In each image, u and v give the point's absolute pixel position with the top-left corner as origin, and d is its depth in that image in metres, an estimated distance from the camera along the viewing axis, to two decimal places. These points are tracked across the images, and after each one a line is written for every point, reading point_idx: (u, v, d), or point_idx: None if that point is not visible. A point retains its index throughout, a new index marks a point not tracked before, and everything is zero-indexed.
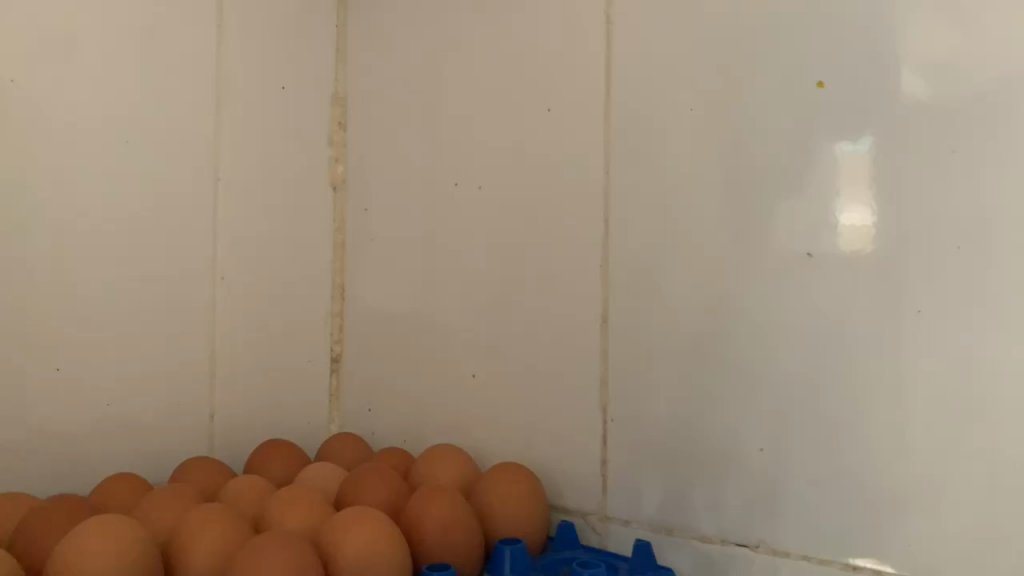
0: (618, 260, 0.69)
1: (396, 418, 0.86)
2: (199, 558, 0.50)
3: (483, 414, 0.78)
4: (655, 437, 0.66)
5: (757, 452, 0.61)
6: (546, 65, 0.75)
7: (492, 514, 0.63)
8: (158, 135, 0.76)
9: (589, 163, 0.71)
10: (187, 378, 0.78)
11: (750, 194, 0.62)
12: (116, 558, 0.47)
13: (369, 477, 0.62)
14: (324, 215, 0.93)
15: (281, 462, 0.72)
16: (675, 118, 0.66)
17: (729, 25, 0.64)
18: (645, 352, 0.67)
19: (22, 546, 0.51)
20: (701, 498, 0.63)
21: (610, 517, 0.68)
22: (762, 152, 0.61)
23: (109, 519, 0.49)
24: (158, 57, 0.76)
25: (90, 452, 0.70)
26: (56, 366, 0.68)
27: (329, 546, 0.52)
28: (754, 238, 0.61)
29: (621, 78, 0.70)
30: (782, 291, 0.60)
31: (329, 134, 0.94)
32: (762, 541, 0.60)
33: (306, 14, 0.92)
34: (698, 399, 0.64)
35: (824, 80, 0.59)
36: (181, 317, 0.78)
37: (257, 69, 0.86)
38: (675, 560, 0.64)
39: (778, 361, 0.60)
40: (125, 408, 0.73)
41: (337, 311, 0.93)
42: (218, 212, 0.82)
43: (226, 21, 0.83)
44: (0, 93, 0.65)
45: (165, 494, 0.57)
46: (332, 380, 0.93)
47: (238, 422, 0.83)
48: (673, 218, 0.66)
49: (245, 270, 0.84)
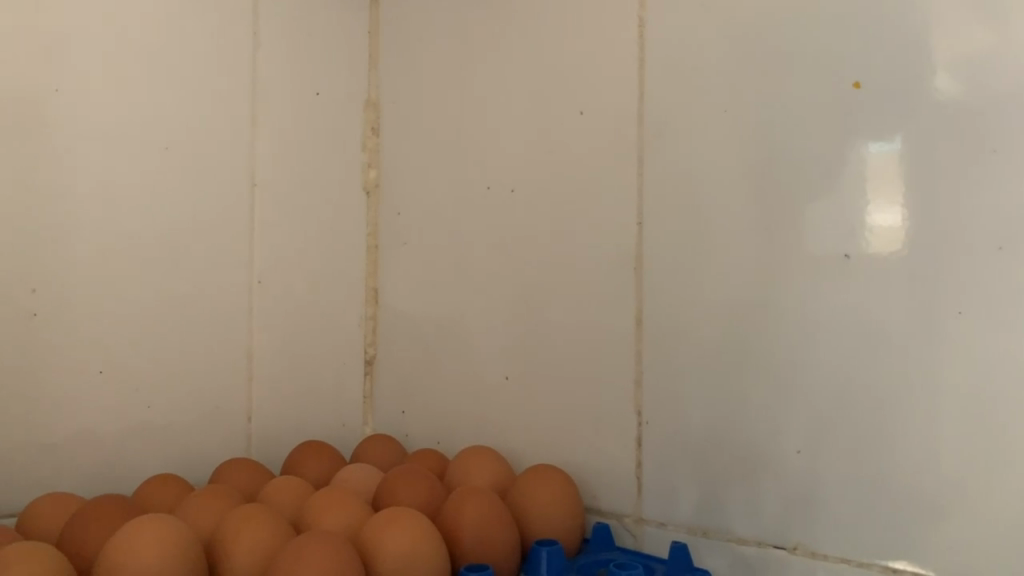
0: (652, 261, 0.69)
1: (429, 419, 0.87)
2: (242, 558, 0.51)
3: (516, 416, 0.79)
4: (690, 439, 0.66)
5: (794, 454, 0.60)
6: (578, 67, 0.75)
7: (528, 515, 0.63)
8: (195, 142, 0.78)
9: (622, 165, 0.71)
10: (224, 380, 0.80)
11: (785, 195, 0.61)
12: (164, 558, 0.48)
13: (405, 478, 0.62)
14: (357, 219, 0.94)
15: (318, 463, 0.73)
16: (708, 119, 0.66)
17: (763, 25, 0.63)
18: (679, 353, 0.67)
19: (70, 545, 0.52)
20: (738, 500, 0.63)
21: (645, 519, 0.68)
22: (797, 154, 0.61)
23: (154, 519, 0.50)
24: (194, 66, 0.78)
25: (131, 453, 0.72)
26: (99, 368, 0.70)
27: (368, 546, 0.52)
28: (790, 239, 0.61)
29: (654, 79, 0.70)
30: (819, 293, 0.59)
31: (362, 139, 0.94)
32: (799, 544, 0.60)
33: (340, 21, 0.93)
34: (735, 401, 0.63)
35: (861, 81, 0.58)
36: (217, 320, 0.79)
37: (292, 75, 0.87)
38: (711, 561, 0.64)
39: (815, 363, 0.59)
40: (165, 410, 0.75)
41: (370, 313, 0.94)
42: (253, 216, 0.83)
43: (261, 29, 0.84)
44: (43, 100, 0.67)
45: (208, 495, 0.58)
46: (366, 382, 0.94)
47: (274, 423, 0.84)
48: (706, 220, 0.66)
49: (281, 274, 0.86)
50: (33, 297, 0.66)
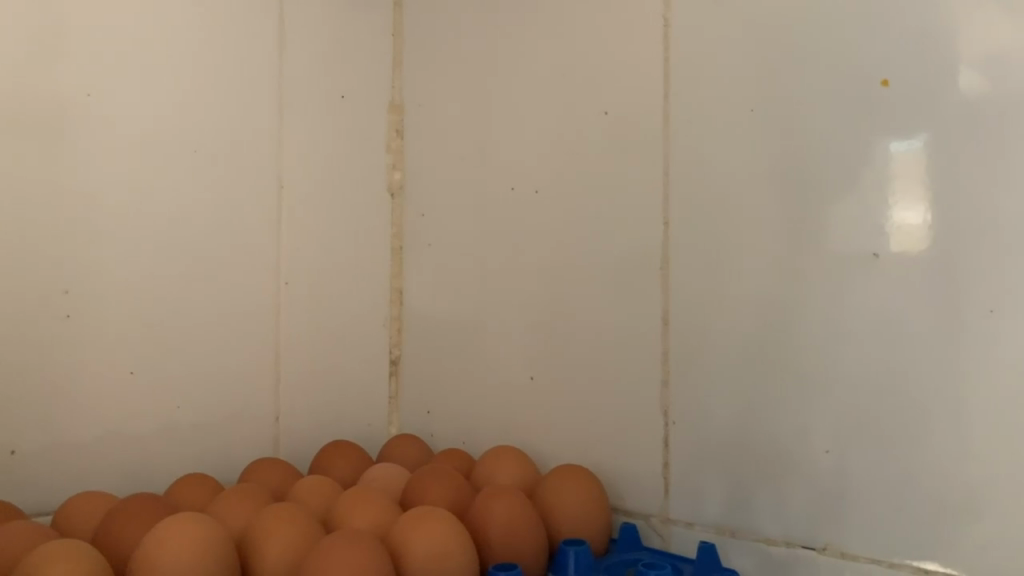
0: (678, 261, 0.69)
1: (455, 420, 0.87)
2: (274, 557, 0.52)
3: (542, 416, 0.79)
4: (717, 439, 0.66)
5: (823, 454, 0.60)
6: (602, 68, 0.75)
7: (555, 515, 0.63)
8: (222, 145, 0.79)
9: (647, 165, 0.71)
10: (251, 380, 0.80)
11: (812, 194, 0.61)
12: (198, 556, 0.49)
13: (433, 478, 0.63)
14: (382, 221, 0.94)
15: (345, 463, 0.74)
16: (734, 118, 0.66)
17: (788, 24, 0.63)
18: (705, 353, 0.67)
19: (105, 543, 0.53)
20: (766, 500, 0.63)
21: (672, 519, 0.68)
22: (825, 153, 0.60)
23: (187, 517, 0.51)
24: (221, 70, 0.79)
25: (162, 452, 0.73)
26: (129, 369, 0.71)
27: (397, 546, 0.53)
28: (817, 238, 0.60)
29: (680, 78, 0.69)
30: (847, 292, 0.59)
31: (386, 141, 0.95)
32: (829, 544, 0.59)
33: (365, 23, 0.93)
34: (762, 401, 0.63)
35: (889, 79, 0.58)
36: (245, 321, 0.80)
37: (317, 79, 0.88)
38: (739, 561, 0.64)
39: (844, 362, 0.59)
40: (194, 410, 0.76)
41: (395, 314, 0.95)
42: (280, 218, 0.84)
43: (286, 33, 0.85)
44: (75, 105, 0.68)
45: (238, 494, 0.59)
46: (392, 382, 0.94)
47: (301, 423, 0.85)
48: (732, 220, 0.66)
49: (308, 275, 0.86)
50: (65, 298, 0.67)
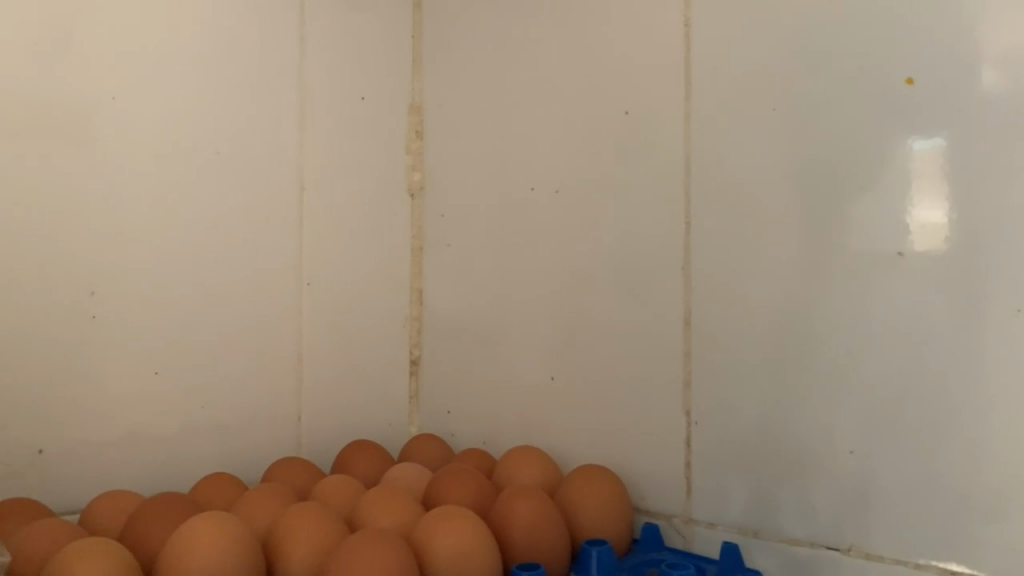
0: (699, 261, 0.69)
1: (475, 420, 0.88)
2: (300, 556, 0.52)
3: (562, 416, 0.79)
4: (740, 439, 0.65)
5: (847, 454, 0.59)
6: (622, 68, 0.75)
7: (577, 515, 0.63)
8: (244, 147, 0.79)
9: (668, 164, 0.71)
10: (273, 379, 0.81)
11: (835, 192, 0.61)
12: (225, 555, 0.49)
13: (456, 477, 0.63)
14: (402, 221, 0.95)
15: (367, 462, 0.74)
16: (756, 117, 0.65)
17: (811, 22, 0.62)
18: (727, 353, 0.66)
19: (133, 541, 0.53)
20: (790, 500, 0.62)
21: (694, 519, 0.68)
22: (848, 151, 0.60)
23: (213, 517, 0.51)
24: (243, 72, 0.80)
25: (186, 451, 0.74)
26: (154, 369, 0.72)
27: (421, 545, 0.53)
28: (841, 237, 0.60)
29: (701, 78, 0.69)
30: (871, 291, 0.58)
31: (406, 142, 0.95)
32: (854, 544, 0.59)
33: (384, 25, 0.94)
34: (785, 401, 0.63)
35: (913, 77, 0.57)
36: (266, 321, 0.81)
37: (338, 80, 0.89)
38: (763, 562, 0.63)
39: (868, 362, 0.58)
40: (217, 409, 0.76)
41: (416, 314, 0.95)
42: (302, 219, 0.84)
43: (307, 36, 0.86)
44: (101, 108, 0.69)
45: (263, 494, 0.59)
46: (412, 382, 0.94)
47: (323, 423, 0.85)
48: (754, 219, 0.65)
49: (330, 275, 0.87)
50: (91, 299, 0.68)
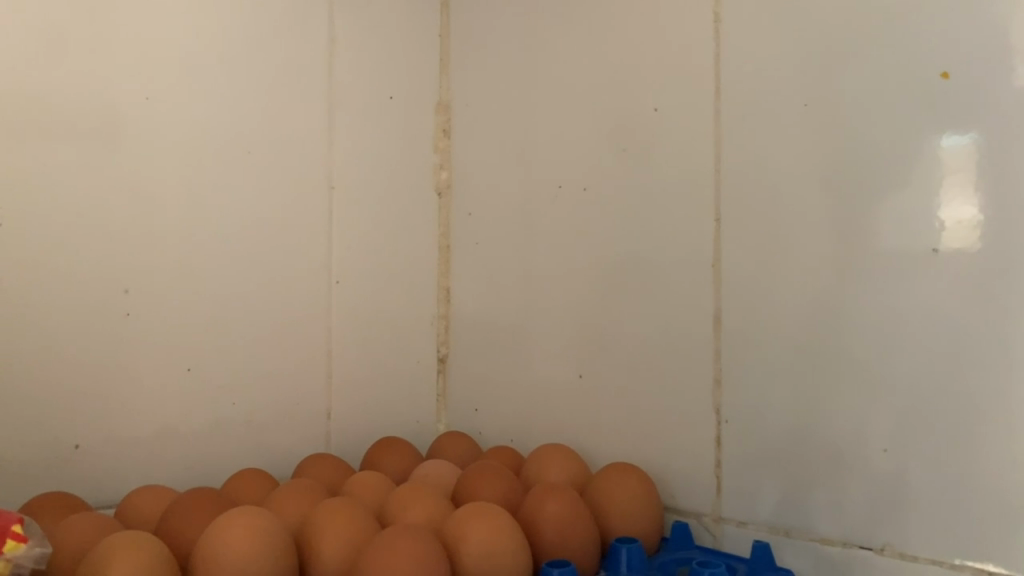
0: (728, 259, 0.68)
1: (503, 418, 0.88)
2: (331, 551, 0.53)
3: (591, 414, 0.79)
4: (771, 437, 0.65)
5: (880, 453, 0.59)
6: (651, 65, 0.75)
7: (607, 513, 0.63)
8: (274, 147, 0.80)
9: (697, 161, 0.71)
10: (303, 377, 0.82)
11: (868, 188, 0.60)
12: (258, 548, 0.50)
13: (484, 475, 0.63)
14: (430, 220, 0.95)
15: (397, 459, 0.75)
16: (787, 113, 0.65)
17: (843, 15, 0.62)
18: (757, 351, 0.66)
19: (167, 535, 0.54)
20: (822, 499, 0.62)
21: (724, 518, 0.68)
22: (881, 146, 0.59)
23: (247, 512, 0.51)
24: (272, 73, 0.80)
25: (217, 447, 0.75)
26: (187, 366, 0.73)
27: (452, 542, 0.53)
28: (874, 233, 0.59)
29: (730, 74, 0.68)
30: (906, 289, 0.57)
31: (433, 141, 0.96)
32: (887, 544, 0.58)
33: (413, 25, 0.94)
34: (816, 399, 0.62)
35: (949, 71, 0.56)
36: (297, 319, 0.82)
37: (367, 80, 0.89)
38: (794, 561, 0.63)
39: (902, 359, 0.58)
40: (248, 406, 0.77)
41: (443, 312, 0.95)
42: (331, 218, 0.85)
43: (336, 36, 0.86)
44: (134, 107, 0.70)
45: (294, 490, 0.60)
46: (439, 380, 0.95)
47: (352, 421, 0.86)
48: (783, 216, 0.65)
49: (358, 274, 0.87)
50: (126, 297, 0.69)
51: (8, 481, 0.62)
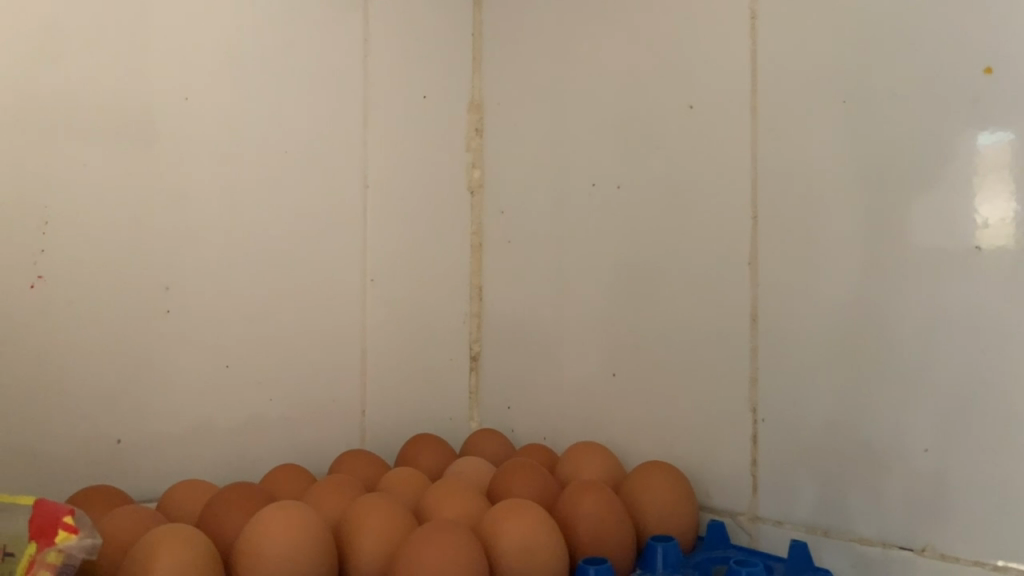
0: (765, 256, 0.68)
1: (536, 416, 0.88)
2: (370, 545, 0.53)
3: (625, 413, 0.79)
4: (808, 436, 0.64)
5: (921, 453, 0.58)
6: (686, 62, 0.75)
7: (642, 511, 0.63)
8: (310, 146, 0.81)
9: (733, 159, 0.70)
10: (338, 375, 0.83)
11: (908, 184, 0.59)
12: (299, 541, 0.50)
13: (519, 472, 0.63)
14: (463, 218, 0.95)
15: (431, 456, 0.75)
16: (824, 110, 0.64)
17: (883, 10, 0.61)
18: (795, 351, 0.65)
19: (209, 528, 0.55)
20: (861, 499, 0.61)
21: (760, 517, 0.67)
22: (922, 142, 0.58)
23: (288, 507, 0.52)
24: (308, 73, 0.81)
25: (254, 443, 0.76)
26: (225, 363, 0.74)
27: (489, 538, 0.53)
28: (914, 230, 0.58)
29: (767, 70, 0.68)
30: (948, 286, 0.57)
31: (466, 139, 0.96)
32: (928, 545, 0.57)
33: (446, 24, 0.95)
34: (854, 398, 0.61)
35: (992, 66, 0.55)
36: (332, 318, 0.82)
37: (401, 80, 0.90)
38: (833, 562, 0.62)
39: (943, 358, 0.57)
40: (284, 403, 0.78)
41: (475, 310, 0.96)
42: (366, 216, 0.86)
43: (371, 36, 0.87)
44: (174, 107, 0.71)
45: (333, 485, 0.61)
46: (472, 379, 0.95)
47: (387, 418, 0.87)
48: (820, 214, 0.64)
49: (393, 272, 0.88)
50: (167, 294, 0.70)
51: (53, 474, 0.64)
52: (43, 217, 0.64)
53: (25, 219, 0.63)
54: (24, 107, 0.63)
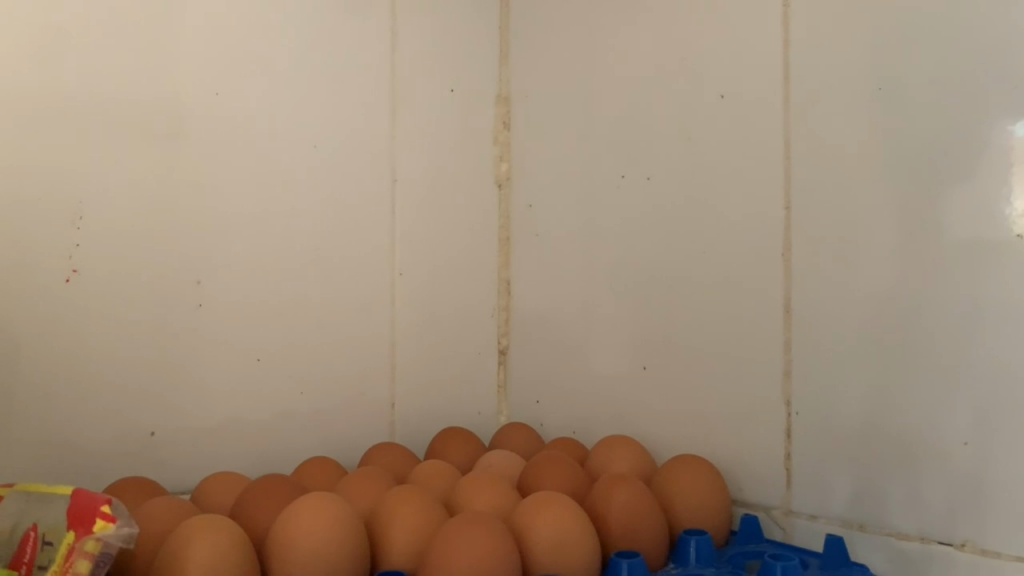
0: (799, 247, 0.67)
1: (566, 410, 0.88)
2: (402, 536, 0.53)
3: (656, 406, 0.78)
4: (844, 430, 0.63)
5: (960, 446, 0.57)
6: (717, 52, 0.74)
7: (675, 506, 0.63)
8: (339, 141, 0.81)
9: (766, 149, 0.69)
10: (368, 368, 0.83)
11: (947, 173, 0.58)
12: (332, 532, 0.50)
13: (550, 465, 0.63)
14: (491, 212, 0.95)
15: (461, 448, 0.75)
16: (859, 98, 0.63)
17: None
18: (828, 343, 0.64)
19: (242, 518, 0.55)
20: (898, 493, 0.60)
21: (795, 511, 0.67)
22: (962, 129, 0.57)
23: (321, 497, 0.52)
24: (336, 68, 0.81)
25: (284, 437, 0.76)
26: (256, 357, 0.75)
27: (521, 530, 0.53)
28: (953, 219, 0.57)
29: (800, 58, 0.67)
30: (987, 276, 0.55)
31: (494, 133, 0.96)
32: (968, 540, 0.56)
33: (473, 17, 0.94)
34: (891, 391, 0.60)
35: None
36: (361, 312, 0.83)
37: (428, 74, 0.90)
38: (869, 557, 0.61)
39: (984, 350, 0.56)
40: (314, 396, 0.79)
41: (504, 304, 0.95)
42: (395, 210, 0.86)
43: (398, 30, 0.87)
44: (205, 103, 0.72)
45: (364, 477, 0.61)
46: (500, 372, 0.95)
47: (416, 412, 0.87)
48: (855, 203, 0.63)
49: (421, 266, 0.88)
50: (198, 288, 0.71)
51: (88, 466, 0.65)
52: (77, 212, 0.64)
53: (59, 214, 0.64)
54: (54, 104, 0.63)
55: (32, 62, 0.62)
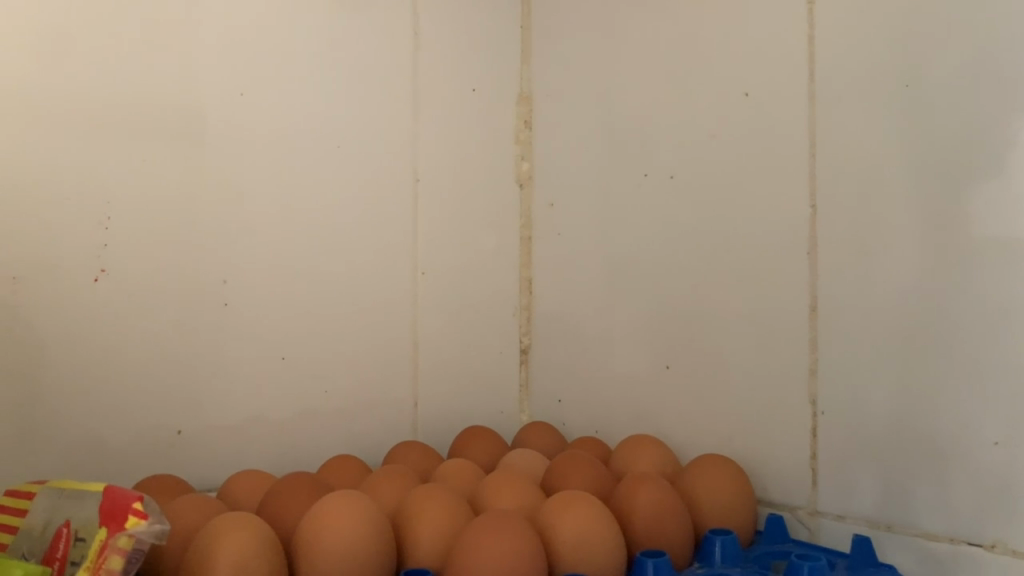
0: (824, 246, 0.66)
1: (588, 409, 0.88)
2: (428, 535, 0.53)
3: (679, 406, 0.78)
4: (871, 430, 0.63)
5: (991, 446, 0.56)
6: (741, 50, 0.73)
7: (700, 505, 0.63)
8: (362, 141, 0.82)
9: (790, 146, 0.69)
10: (391, 367, 0.83)
11: (976, 170, 0.57)
12: (358, 530, 0.51)
13: (575, 465, 0.63)
14: (512, 211, 0.95)
15: (484, 447, 0.76)
16: (886, 94, 0.62)
17: None
18: (855, 342, 0.64)
19: (269, 516, 0.55)
20: (926, 493, 0.59)
21: (821, 511, 0.66)
22: (992, 126, 0.56)
23: (346, 495, 0.53)
24: (359, 68, 0.82)
25: (308, 435, 0.77)
26: (280, 355, 0.75)
27: (547, 530, 0.53)
28: (983, 216, 0.56)
29: (826, 55, 0.66)
30: (1018, 275, 0.55)
31: (516, 132, 0.96)
32: (998, 541, 0.55)
33: (495, 17, 0.94)
34: (919, 391, 0.60)
35: None
36: (383, 311, 0.83)
37: (450, 74, 0.90)
38: (897, 557, 0.61)
39: (1015, 349, 0.55)
40: (337, 395, 0.79)
41: (525, 303, 0.95)
42: (417, 210, 0.86)
43: (420, 31, 0.87)
44: (229, 102, 0.72)
45: (389, 476, 0.61)
46: (522, 372, 0.95)
47: (439, 411, 0.87)
48: (882, 202, 0.62)
49: (444, 265, 0.88)
50: (223, 288, 0.71)
51: (117, 464, 0.65)
52: (105, 212, 0.65)
53: (87, 214, 0.64)
54: (82, 107, 0.64)
55: (60, 66, 0.63)
